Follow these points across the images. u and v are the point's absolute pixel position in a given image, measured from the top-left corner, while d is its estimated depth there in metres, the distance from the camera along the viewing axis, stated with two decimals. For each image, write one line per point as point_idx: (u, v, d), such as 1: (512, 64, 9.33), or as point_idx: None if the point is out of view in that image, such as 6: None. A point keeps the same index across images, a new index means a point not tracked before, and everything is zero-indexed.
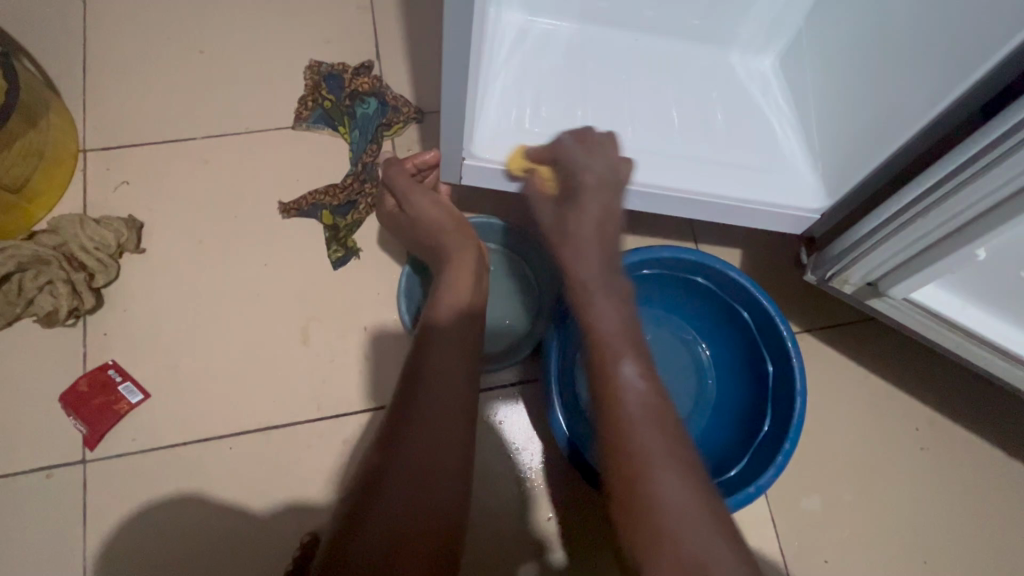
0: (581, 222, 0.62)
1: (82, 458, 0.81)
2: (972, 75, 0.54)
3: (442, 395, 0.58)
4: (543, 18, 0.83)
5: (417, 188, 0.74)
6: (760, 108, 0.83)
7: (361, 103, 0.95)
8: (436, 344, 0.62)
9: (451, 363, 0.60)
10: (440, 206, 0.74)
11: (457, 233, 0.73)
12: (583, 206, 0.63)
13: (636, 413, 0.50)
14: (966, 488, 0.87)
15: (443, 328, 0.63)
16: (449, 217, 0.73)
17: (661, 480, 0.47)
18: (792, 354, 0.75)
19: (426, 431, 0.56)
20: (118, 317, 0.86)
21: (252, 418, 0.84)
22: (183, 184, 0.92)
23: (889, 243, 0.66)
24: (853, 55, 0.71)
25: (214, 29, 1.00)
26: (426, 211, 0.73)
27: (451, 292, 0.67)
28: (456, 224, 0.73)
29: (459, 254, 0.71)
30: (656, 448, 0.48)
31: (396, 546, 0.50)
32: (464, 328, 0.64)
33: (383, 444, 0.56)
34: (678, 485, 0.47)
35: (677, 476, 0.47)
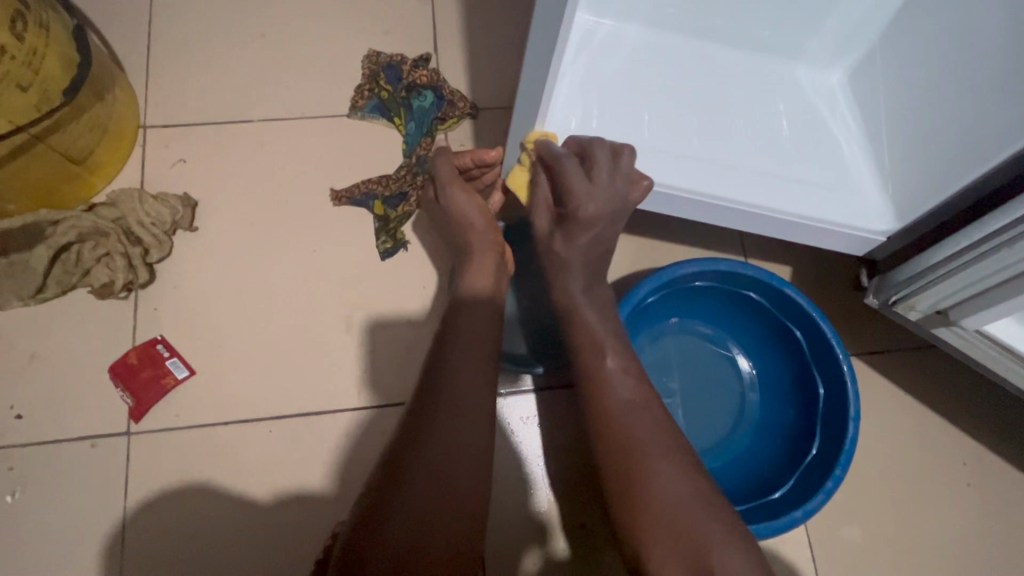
0: (570, 250, 0.66)
1: (126, 429, 0.82)
2: None
3: (465, 384, 0.59)
4: (609, 21, 0.82)
5: (456, 182, 0.74)
6: (826, 124, 0.81)
7: (418, 95, 0.95)
8: (461, 330, 0.64)
9: (472, 357, 0.62)
10: (477, 203, 0.74)
11: (485, 232, 0.73)
12: (573, 236, 0.66)
13: (634, 426, 0.58)
14: (1010, 527, 0.85)
15: (471, 313, 0.66)
16: (481, 216, 0.73)
17: (655, 468, 0.55)
18: (846, 377, 0.74)
19: (452, 417, 0.57)
20: (169, 292, 0.87)
21: (293, 402, 0.84)
22: (238, 165, 0.93)
23: (962, 274, 0.64)
24: (929, 77, 0.70)
25: (275, 14, 1.01)
26: (464, 207, 0.73)
27: (472, 288, 0.69)
28: (490, 227, 0.74)
29: (478, 254, 0.72)
30: (649, 445, 0.56)
31: (423, 525, 0.51)
32: (486, 319, 0.66)
33: (409, 423, 0.57)
34: (669, 470, 0.55)
35: (664, 461, 0.55)
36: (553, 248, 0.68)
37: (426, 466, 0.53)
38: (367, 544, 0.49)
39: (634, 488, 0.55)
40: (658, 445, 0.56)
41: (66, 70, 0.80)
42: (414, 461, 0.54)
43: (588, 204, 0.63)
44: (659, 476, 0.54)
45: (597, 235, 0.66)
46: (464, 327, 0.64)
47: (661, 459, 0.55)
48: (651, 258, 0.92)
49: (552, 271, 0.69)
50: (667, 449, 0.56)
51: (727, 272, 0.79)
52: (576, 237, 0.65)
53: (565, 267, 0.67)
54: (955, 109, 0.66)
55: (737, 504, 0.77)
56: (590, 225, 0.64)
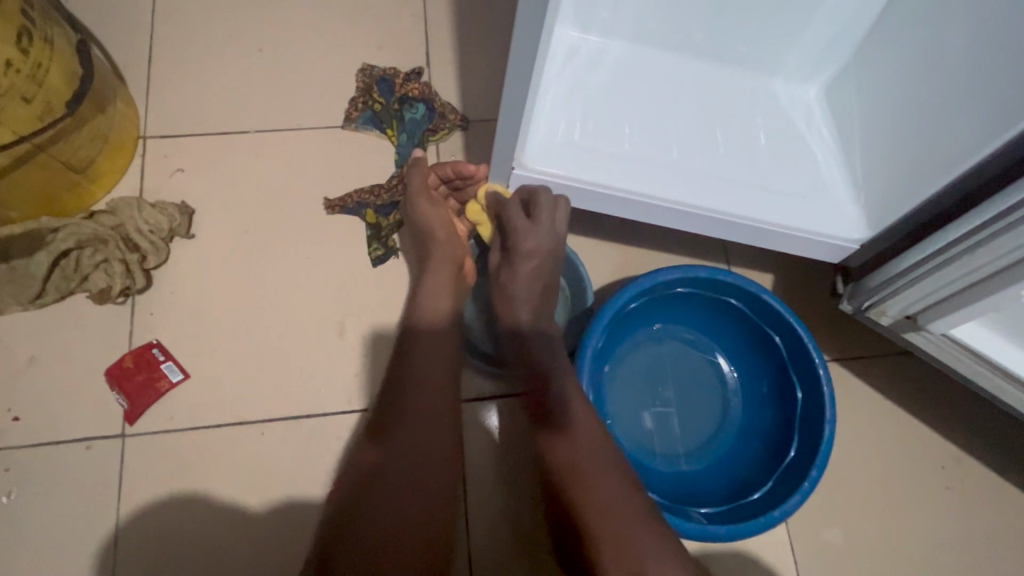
0: (514, 281, 0.74)
1: (121, 432, 0.84)
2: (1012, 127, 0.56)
3: (424, 406, 0.61)
4: (593, 36, 0.86)
5: (424, 194, 0.78)
6: (804, 136, 0.83)
7: (410, 108, 0.98)
8: (422, 354, 0.66)
9: (431, 369, 0.64)
10: (442, 216, 0.78)
11: (447, 245, 0.77)
12: (516, 268, 0.75)
13: (573, 440, 0.63)
14: (988, 529, 0.87)
15: (433, 336, 0.68)
16: (444, 230, 0.77)
17: (593, 490, 0.59)
18: (822, 381, 0.76)
19: (410, 440, 0.58)
20: (165, 298, 0.89)
21: (285, 405, 0.86)
22: (234, 175, 0.96)
23: (929, 280, 0.67)
24: (898, 92, 0.73)
25: (272, 29, 1.04)
26: (429, 219, 0.77)
27: (433, 296, 0.72)
28: (451, 239, 0.77)
29: (438, 265, 0.75)
30: (592, 473, 0.60)
31: (387, 548, 0.52)
32: (444, 340, 0.68)
33: (369, 448, 0.59)
34: (609, 496, 0.58)
35: (606, 487, 0.59)
36: (502, 282, 0.76)
37: (390, 479, 0.56)
38: (337, 557, 0.52)
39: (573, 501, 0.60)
40: (600, 472, 0.60)
41: (68, 83, 0.82)
42: (374, 483, 0.56)
43: (527, 240, 0.73)
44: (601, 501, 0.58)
45: (543, 278, 0.75)
46: (424, 343, 0.67)
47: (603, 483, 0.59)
48: (637, 266, 0.94)
49: (501, 301, 0.76)
50: (604, 462, 0.61)
51: (707, 279, 0.81)
52: (517, 267, 0.75)
53: (512, 299, 0.74)
54: (922, 123, 0.69)
55: (717, 505, 0.79)
56: (529, 255, 0.74)
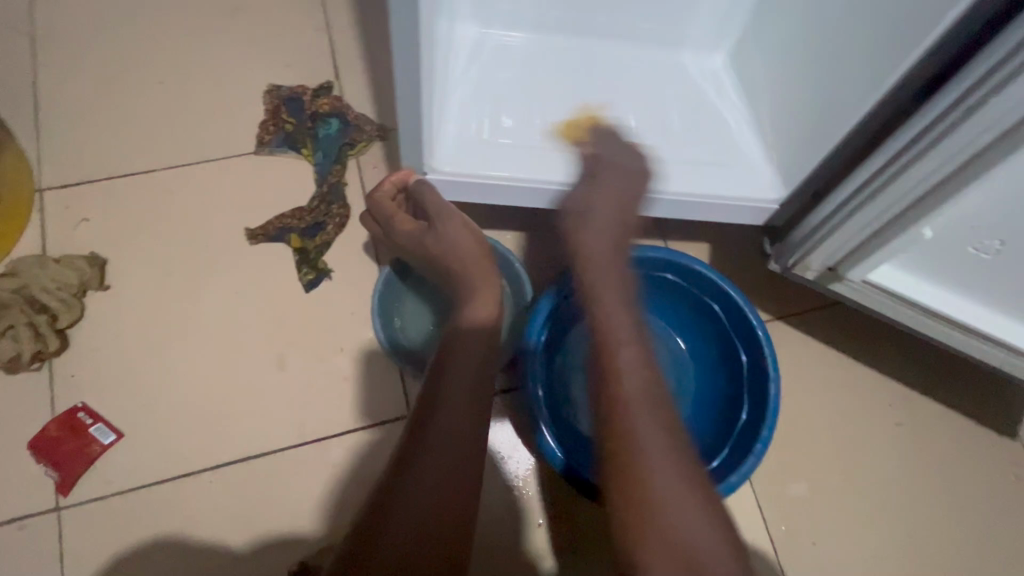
0: (589, 196, 0.70)
1: (55, 505, 0.78)
2: (889, 78, 0.58)
3: (451, 414, 0.58)
4: (496, 30, 0.85)
5: (447, 206, 0.71)
6: (714, 105, 0.85)
7: (323, 124, 0.96)
8: (459, 357, 0.62)
9: (469, 376, 0.61)
10: (471, 231, 0.72)
11: (479, 262, 0.71)
12: (592, 192, 0.70)
13: (649, 464, 0.51)
14: (940, 457, 0.90)
15: (466, 337, 0.63)
16: (474, 242, 0.72)
17: (660, 463, 0.51)
18: (762, 341, 0.77)
19: (437, 448, 0.56)
20: (86, 356, 0.84)
21: (232, 449, 0.82)
22: (145, 216, 0.91)
23: (841, 230, 0.68)
24: (796, 52, 0.74)
25: (167, 59, 0.99)
26: (459, 237, 0.71)
27: (479, 307, 0.67)
28: (478, 251, 0.72)
29: (483, 278, 0.69)
30: (656, 466, 0.51)
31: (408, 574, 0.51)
32: (488, 344, 0.64)
33: (395, 456, 0.58)
34: (677, 494, 0.50)
35: (672, 465, 0.51)
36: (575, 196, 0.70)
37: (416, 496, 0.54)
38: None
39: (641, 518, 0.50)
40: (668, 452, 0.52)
41: None
42: (396, 497, 0.54)
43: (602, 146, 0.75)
44: (662, 485, 0.50)
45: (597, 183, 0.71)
46: (466, 349, 0.62)
47: (670, 465, 0.51)
48: None
49: (573, 228, 0.69)
50: (684, 473, 0.52)
51: (641, 257, 0.82)
52: (601, 178, 0.71)
53: (584, 217, 0.68)
54: (817, 80, 0.70)
55: None
56: (611, 166, 0.72)
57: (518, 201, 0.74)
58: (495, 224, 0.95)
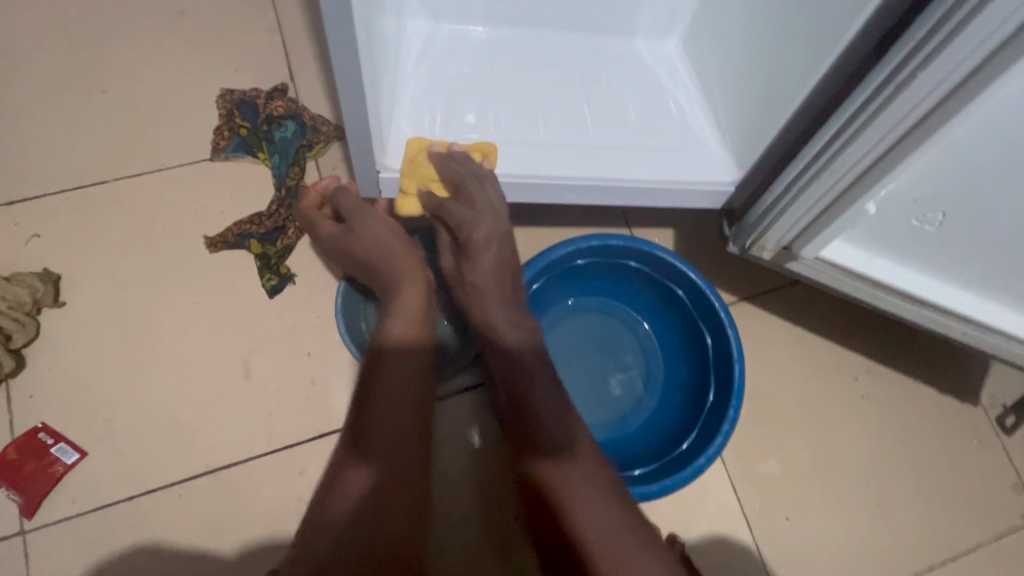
0: (477, 274, 0.68)
1: (19, 529, 0.77)
2: (830, 56, 0.58)
3: (390, 416, 0.60)
4: (447, 25, 0.84)
5: (364, 209, 0.71)
6: (668, 90, 0.85)
7: (279, 127, 0.94)
8: (386, 370, 0.63)
9: (396, 386, 0.62)
10: (389, 227, 0.71)
11: (408, 255, 0.71)
12: (477, 259, 0.68)
13: (591, 538, 0.55)
14: (904, 426, 0.92)
15: (389, 353, 0.64)
16: (396, 239, 0.71)
17: (579, 524, 0.56)
18: (725, 323, 0.78)
19: (376, 458, 0.58)
20: (44, 376, 0.82)
21: (200, 461, 0.81)
22: (99, 229, 0.89)
23: (792, 209, 0.69)
24: (745, 34, 0.75)
25: (113, 67, 0.96)
26: (382, 235, 0.70)
27: (402, 314, 0.67)
28: (403, 247, 0.71)
29: (409, 278, 0.69)
30: (579, 499, 0.58)
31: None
32: (411, 355, 0.65)
33: (340, 461, 0.60)
34: (607, 525, 0.56)
35: (604, 517, 0.56)
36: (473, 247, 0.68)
37: (347, 514, 0.55)
38: None
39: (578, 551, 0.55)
40: (603, 514, 0.56)
41: None
42: (327, 517, 0.55)
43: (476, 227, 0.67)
44: (596, 528, 0.56)
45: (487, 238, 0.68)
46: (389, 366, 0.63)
47: (601, 523, 0.56)
48: (541, 245, 0.94)
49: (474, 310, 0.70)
50: (609, 501, 0.58)
51: (601, 246, 0.82)
52: (479, 262, 0.68)
53: (474, 257, 0.68)
54: (764, 61, 0.71)
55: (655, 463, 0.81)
56: (484, 246, 0.68)
57: (475, 194, 0.73)
58: None
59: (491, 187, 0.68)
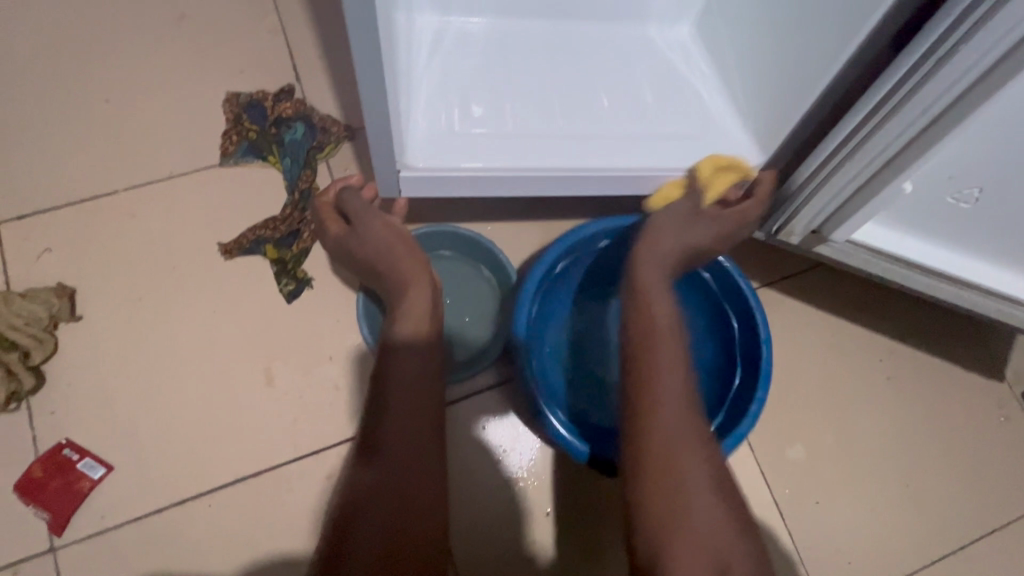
0: (419, 299, 0.67)
1: (49, 547, 0.76)
2: (856, 37, 0.57)
3: (409, 417, 0.59)
4: (457, 18, 0.83)
5: (370, 209, 0.71)
6: (684, 75, 0.84)
7: (288, 129, 0.92)
8: (402, 366, 0.62)
9: (414, 383, 0.61)
10: (394, 230, 0.71)
11: (410, 255, 0.70)
12: (414, 305, 0.67)
13: (686, 463, 0.51)
14: (930, 405, 0.92)
15: (405, 352, 0.63)
16: (399, 240, 0.70)
17: (689, 478, 0.51)
18: (753, 306, 0.77)
19: (401, 451, 0.57)
20: (64, 392, 0.81)
21: (227, 470, 0.80)
22: (110, 240, 0.87)
23: (822, 191, 0.67)
24: (763, 15, 0.74)
25: (116, 75, 0.95)
26: (383, 236, 0.70)
27: (411, 315, 0.66)
28: (408, 248, 0.70)
29: (416, 282, 0.68)
30: (681, 445, 0.52)
31: None
32: (426, 353, 0.64)
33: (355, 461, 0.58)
34: (701, 483, 0.51)
35: (704, 476, 0.51)
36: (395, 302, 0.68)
37: (376, 506, 0.53)
38: None
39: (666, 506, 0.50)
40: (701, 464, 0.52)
41: None
42: (356, 511, 0.53)
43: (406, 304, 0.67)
44: (692, 490, 0.50)
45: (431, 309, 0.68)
46: (402, 364, 0.62)
47: (698, 475, 0.51)
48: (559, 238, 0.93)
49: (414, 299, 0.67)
50: (700, 450, 0.53)
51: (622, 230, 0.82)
52: (408, 299, 0.67)
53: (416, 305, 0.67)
54: (785, 42, 0.69)
55: None
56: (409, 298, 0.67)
57: (498, 190, 0.73)
58: (474, 216, 0.93)
59: (426, 290, 0.68)
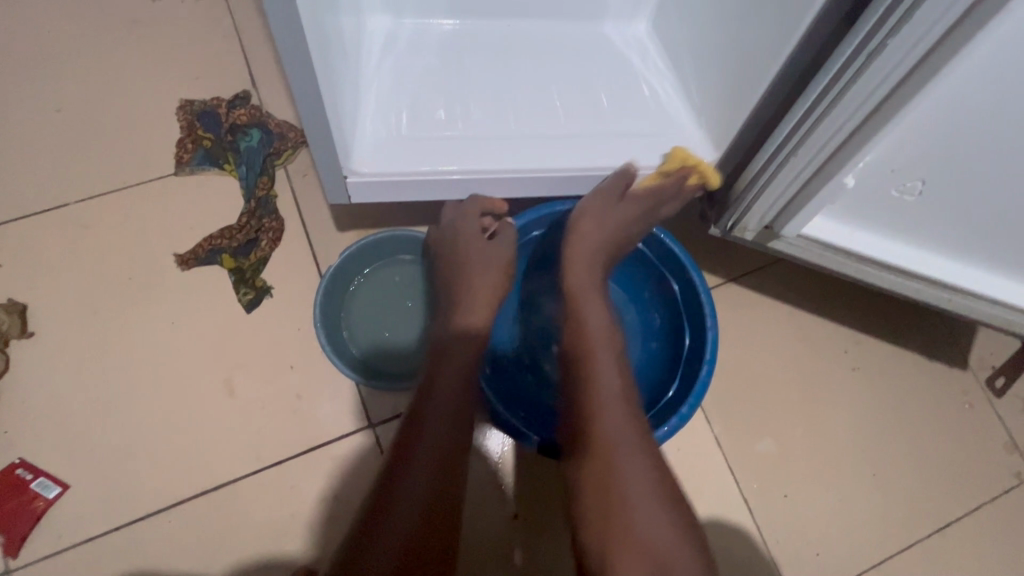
0: (473, 312, 0.72)
1: (4, 569, 0.74)
2: (797, 32, 0.57)
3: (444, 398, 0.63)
4: (409, 20, 0.82)
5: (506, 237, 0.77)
6: (640, 73, 0.83)
7: (243, 136, 0.91)
8: (448, 361, 0.66)
9: (457, 374, 0.65)
10: (500, 261, 0.76)
11: (490, 281, 0.75)
12: (472, 317, 0.71)
13: (620, 452, 0.54)
14: (896, 395, 0.92)
15: (455, 346, 0.68)
16: (499, 267, 0.75)
17: (625, 467, 0.53)
18: (708, 319, 0.77)
19: (435, 428, 0.60)
20: (17, 411, 0.80)
21: (187, 485, 0.79)
22: (62, 254, 0.86)
23: (770, 187, 0.67)
24: (714, 11, 0.73)
25: (65, 85, 0.93)
26: (483, 266, 0.75)
27: (472, 321, 0.71)
28: (502, 277, 0.76)
29: (484, 296, 0.73)
30: (620, 436, 0.55)
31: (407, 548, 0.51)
32: (471, 350, 0.68)
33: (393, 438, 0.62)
34: (639, 473, 0.53)
35: (643, 468, 0.53)
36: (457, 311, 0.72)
37: (409, 477, 0.56)
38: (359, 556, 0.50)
39: (609, 490, 0.53)
40: (639, 460, 0.54)
41: None
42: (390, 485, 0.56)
43: (472, 317, 0.71)
44: (630, 480, 0.53)
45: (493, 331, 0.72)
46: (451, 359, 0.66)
47: (637, 468, 0.53)
48: None
49: (464, 302, 0.73)
50: (640, 445, 0.55)
51: None
52: (476, 317, 0.71)
53: (472, 315, 0.71)
54: (734, 37, 0.69)
55: None
56: (481, 319, 0.72)
57: (450, 193, 0.72)
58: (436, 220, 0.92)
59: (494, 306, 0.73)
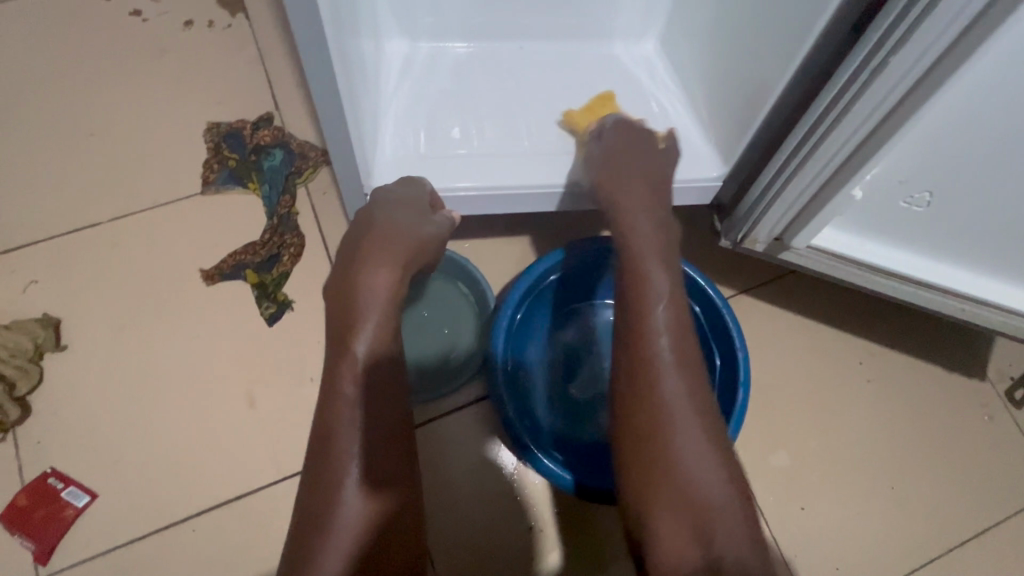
0: (368, 293, 0.57)
1: None
2: (801, 50, 0.59)
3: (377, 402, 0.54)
4: (425, 43, 0.85)
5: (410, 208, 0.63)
6: (649, 91, 0.86)
7: (267, 156, 0.95)
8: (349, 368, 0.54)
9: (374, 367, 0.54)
10: (402, 233, 0.61)
11: (382, 255, 0.59)
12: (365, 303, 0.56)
13: (677, 427, 0.51)
14: (913, 406, 0.92)
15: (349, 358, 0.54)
16: (407, 239, 0.61)
17: (680, 444, 0.50)
18: (736, 344, 0.77)
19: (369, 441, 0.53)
20: (48, 422, 0.83)
21: (210, 494, 0.81)
22: (94, 270, 0.89)
23: (779, 199, 0.69)
24: (721, 31, 0.76)
25: (99, 110, 0.98)
26: (383, 238, 0.60)
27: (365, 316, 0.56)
28: (406, 250, 0.61)
29: (375, 275, 0.58)
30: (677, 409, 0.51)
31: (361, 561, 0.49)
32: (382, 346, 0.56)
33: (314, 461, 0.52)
34: (696, 449, 0.50)
35: (698, 439, 0.50)
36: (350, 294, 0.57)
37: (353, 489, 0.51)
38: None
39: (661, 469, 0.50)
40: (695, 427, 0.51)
41: None
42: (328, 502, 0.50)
43: (357, 305, 0.56)
44: (685, 457, 0.50)
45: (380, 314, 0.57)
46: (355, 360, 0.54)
47: (693, 439, 0.50)
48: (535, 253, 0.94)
49: (358, 288, 0.57)
50: (692, 411, 0.52)
51: None
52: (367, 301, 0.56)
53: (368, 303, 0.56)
54: (741, 55, 0.71)
55: None
56: (371, 302, 0.56)
57: (465, 208, 0.74)
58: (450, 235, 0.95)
59: (388, 274, 0.59)
